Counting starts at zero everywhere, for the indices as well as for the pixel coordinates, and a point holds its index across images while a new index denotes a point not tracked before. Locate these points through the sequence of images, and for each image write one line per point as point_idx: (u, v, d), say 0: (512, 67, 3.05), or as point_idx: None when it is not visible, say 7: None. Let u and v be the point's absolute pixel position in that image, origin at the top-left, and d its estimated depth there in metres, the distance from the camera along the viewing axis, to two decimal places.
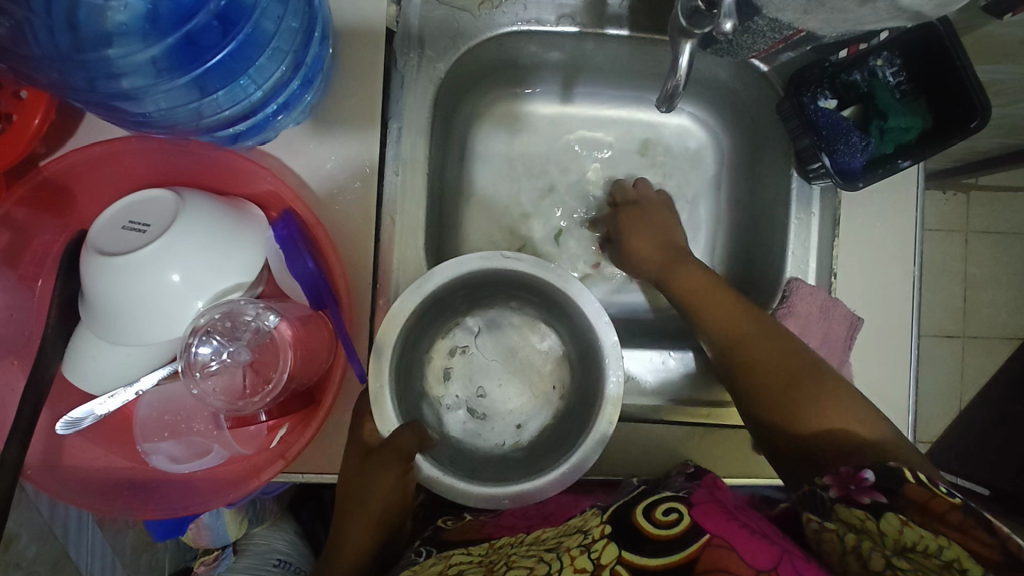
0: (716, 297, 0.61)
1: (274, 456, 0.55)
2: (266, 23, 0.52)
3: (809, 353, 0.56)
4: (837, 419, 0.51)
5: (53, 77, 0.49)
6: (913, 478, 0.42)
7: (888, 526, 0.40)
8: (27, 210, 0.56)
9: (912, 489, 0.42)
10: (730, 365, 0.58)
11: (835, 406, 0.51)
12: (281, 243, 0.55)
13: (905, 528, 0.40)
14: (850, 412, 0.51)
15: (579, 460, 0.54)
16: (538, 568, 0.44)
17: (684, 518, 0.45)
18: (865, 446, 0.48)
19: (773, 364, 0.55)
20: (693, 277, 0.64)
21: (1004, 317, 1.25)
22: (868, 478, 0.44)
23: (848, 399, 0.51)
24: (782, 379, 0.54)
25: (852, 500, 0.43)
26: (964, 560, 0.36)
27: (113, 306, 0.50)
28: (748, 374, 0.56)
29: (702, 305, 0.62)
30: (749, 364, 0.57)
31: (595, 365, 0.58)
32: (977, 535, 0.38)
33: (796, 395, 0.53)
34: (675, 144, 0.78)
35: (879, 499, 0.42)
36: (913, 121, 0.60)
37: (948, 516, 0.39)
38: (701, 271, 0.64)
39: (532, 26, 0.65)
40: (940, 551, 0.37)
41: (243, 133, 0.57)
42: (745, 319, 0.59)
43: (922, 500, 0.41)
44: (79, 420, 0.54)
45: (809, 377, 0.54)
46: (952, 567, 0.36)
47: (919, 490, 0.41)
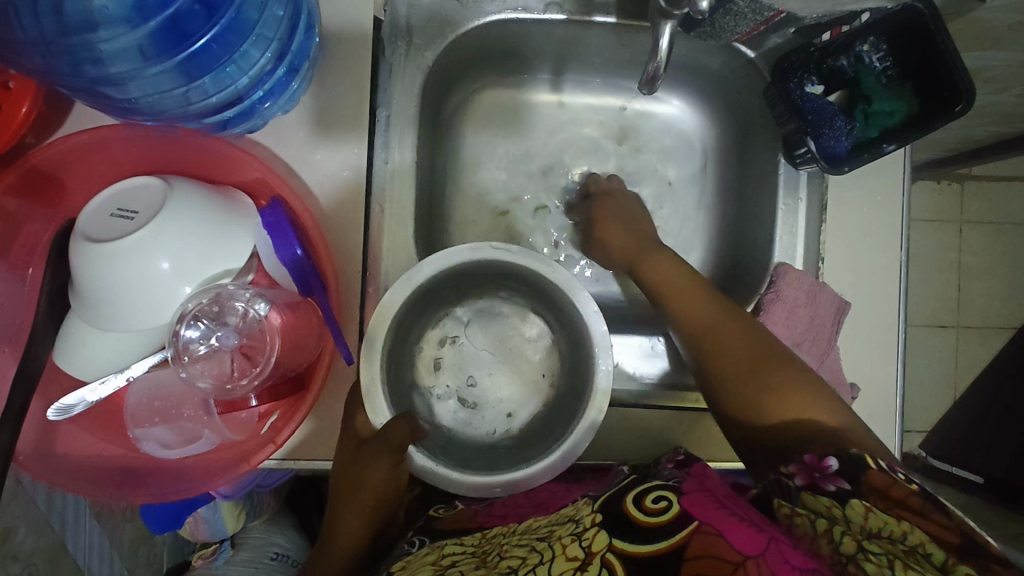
0: (691, 293, 0.61)
1: (264, 441, 0.55)
2: (250, 11, 0.52)
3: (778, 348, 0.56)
4: (798, 408, 0.51)
5: (38, 61, 0.50)
6: (873, 465, 0.42)
7: (853, 512, 0.40)
8: (17, 199, 0.56)
9: (874, 476, 0.42)
10: (700, 359, 0.58)
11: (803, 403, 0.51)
12: (269, 229, 0.54)
13: (870, 514, 0.39)
14: (814, 401, 0.51)
15: (570, 448, 0.54)
16: (530, 557, 0.44)
17: (673, 505, 0.45)
18: (828, 433, 0.49)
19: (739, 358, 0.56)
20: (665, 269, 0.64)
21: (998, 307, 1.25)
22: (831, 466, 0.44)
23: (816, 394, 0.51)
24: (747, 372, 0.55)
25: (818, 488, 0.43)
26: (927, 544, 0.36)
27: (102, 292, 0.50)
28: (717, 369, 0.57)
29: (677, 301, 0.62)
30: (716, 356, 0.57)
31: (585, 358, 0.58)
32: (938, 520, 0.37)
33: (764, 390, 0.53)
34: (664, 132, 0.78)
35: (844, 486, 0.42)
36: (897, 105, 0.60)
37: (909, 502, 0.39)
38: (680, 267, 0.64)
39: (519, 14, 0.65)
40: (904, 536, 0.37)
41: (230, 119, 0.57)
42: (717, 315, 0.59)
43: (884, 487, 0.40)
44: (71, 407, 0.54)
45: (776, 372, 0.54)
46: (917, 552, 0.36)
47: (880, 477, 0.41)
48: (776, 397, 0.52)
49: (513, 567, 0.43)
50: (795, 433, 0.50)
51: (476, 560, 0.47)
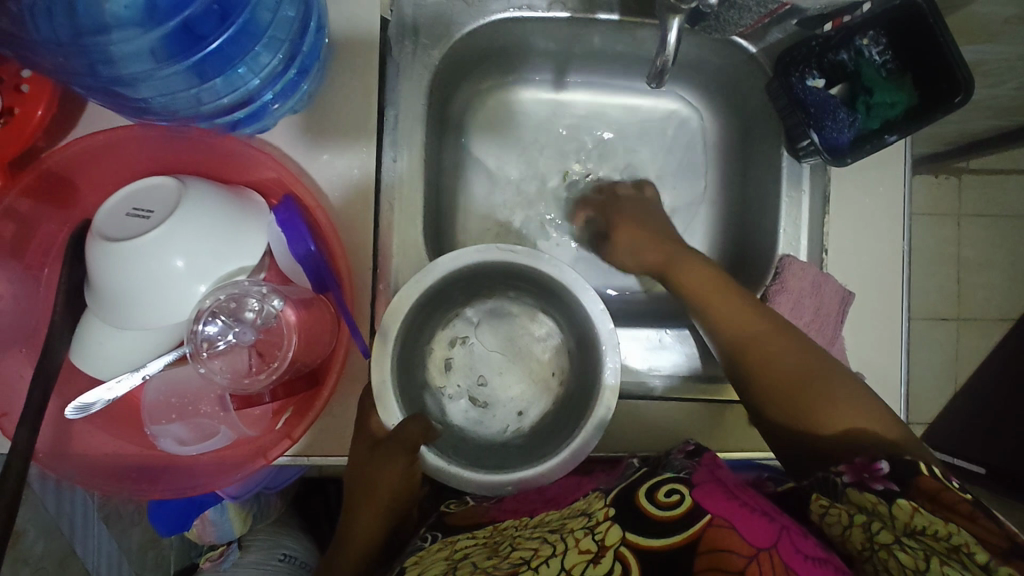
0: (726, 300, 0.61)
1: (279, 436, 0.56)
2: (262, 13, 0.53)
3: (817, 350, 0.56)
4: (856, 417, 0.50)
5: (56, 62, 0.50)
6: (926, 471, 0.43)
7: (899, 511, 0.40)
8: (30, 201, 0.57)
9: (925, 480, 0.42)
10: (743, 364, 0.58)
11: (850, 405, 0.51)
12: (282, 226, 0.55)
13: (916, 514, 0.39)
14: (862, 410, 0.50)
15: (580, 445, 0.55)
16: (543, 550, 0.44)
17: (685, 498, 0.44)
18: (881, 440, 0.48)
19: (793, 369, 0.54)
20: (696, 274, 0.64)
21: (999, 298, 1.27)
22: (881, 468, 0.44)
23: (858, 395, 0.51)
24: (800, 384, 0.53)
25: (865, 486, 0.43)
26: (972, 544, 0.36)
27: (118, 291, 0.51)
28: (761, 374, 0.56)
29: (711, 306, 0.61)
30: (762, 364, 0.56)
31: (593, 355, 0.59)
32: (986, 525, 0.38)
33: (807, 393, 0.52)
34: (667, 127, 0.79)
35: (892, 487, 0.42)
36: (898, 96, 0.62)
37: (959, 507, 0.39)
38: (710, 273, 0.64)
39: (524, 12, 0.66)
40: (948, 535, 0.37)
41: (240, 120, 0.58)
42: (753, 320, 0.59)
43: (933, 491, 0.41)
44: (89, 405, 0.54)
45: (821, 377, 0.53)
46: (959, 551, 0.36)
47: (931, 483, 0.42)
48: (829, 404, 0.51)
49: (526, 559, 0.44)
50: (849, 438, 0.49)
51: (489, 551, 0.48)
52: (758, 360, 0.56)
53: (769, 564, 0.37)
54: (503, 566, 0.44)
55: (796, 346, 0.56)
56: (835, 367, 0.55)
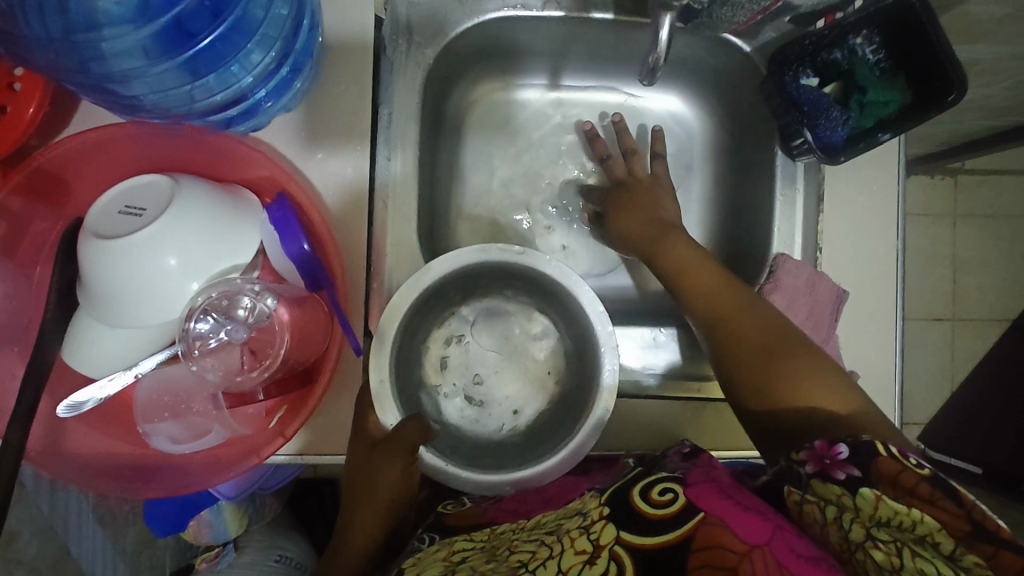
0: (698, 273, 0.60)
1: (272, 435, 0.56)
2: (255, 10, 0.53)
3: (786, 324, 0.55)
4: (820, 396, 0.50)
5: (48, 58, 0.50)
6: (884, 450, 0.41)
7: (864, 502, 0.39)
8: (23, 200, 0.56)
9: (884, 462, 0.40)
10: (713, 336, 0.57)
11: (812, 382, 0.51)
12: (276, 224, 0.55)
13: (880, 502, 0.39)
14: (825, 387, 0.50)
15: (577, 447, 0.55)
16: (539, 552, 0.44)
17: (679, 497, 0.44)
18: (841, 420, 0.48)
19: (760, 345, 0.54)
20: (684, 251, 0.62)
21: (995, 299, 1.27)
22: (841, 452, 0.42)
23: (823, 373, 0.51)
24: (768, 358, 0.53)
25: (827, 475, 0.41)
26: (936, 534, 0.37)
27: (109, 289, 0.51)
28: (730, 348, 0.55)
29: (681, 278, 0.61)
30: (729, 338, 0.56)
31: (589, 354, 0.59)
32: (946, 506, 0.37)
33: (773, 369, 0.52)
34: (661, 127, 0.79)
35: (854, 473, 0.41)
36: (891, 95, 0.62)
37: (919, 490, 0.38)
38: (691, 247, 0.62)
39: (518, 11, 0.66)
40: (914, 526, 0.37)
41: (233, 118, 0.58)
42: (726, 292, 0.58)
43: (893, 475, 0.39)
44: (81, 403, 0.54)
45: (787, 352, 0.53)
46: (926, 543, 0.37)
47: (891, 464, 0.40)
48: (792, 382, 0.51)
49: (524, 562, 0.43)
50: (808, 416, 0.50)
51: (486, 554, 0.47)
52: (726, 341, 0.56)
53: (762, 561, 0.37)
54: (501, 570, 0.44)
55: (763, 324, 0.55)
56: (802, 339, 0.54)
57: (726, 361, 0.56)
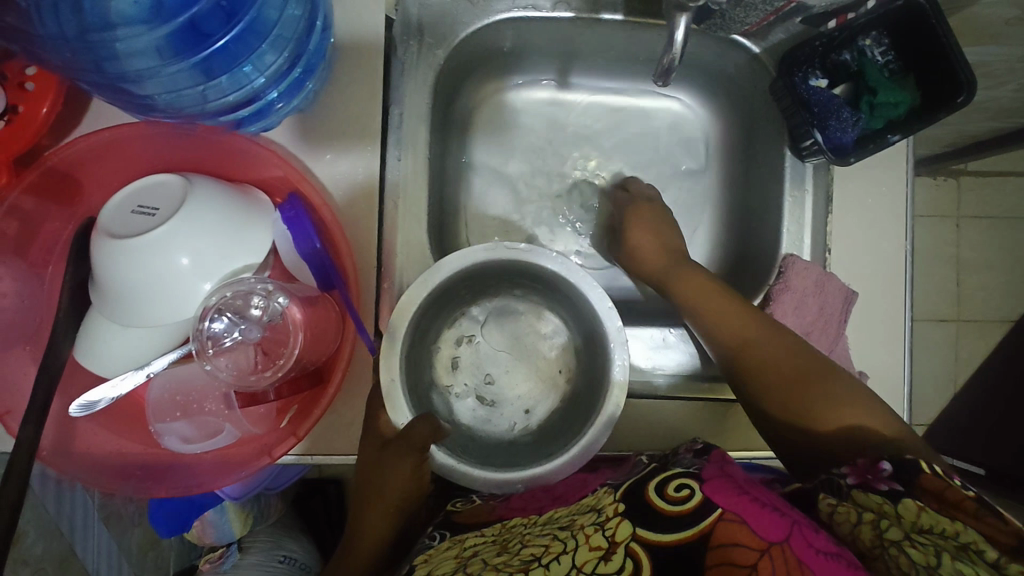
0: (717, 301, 0.61)
1: (284, 434, 0.56)
2: (269, 11, 0.53)
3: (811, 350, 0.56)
4: (856, 417, 0.50)
5: (63, 57, 0.50)
6: (928, 468, 0.42)
7: (906, 511, 0.40)
8: (34, 198, 0.57)
9: (927, 478, 0.41)
10: (738, 364, 0.58)
11: (845, 403, 0.50)
12: (288, 224, 0.55)
13: (922, 513, 0.39)
14: (861, 409, 0.50)
15: (588, 444, 0.55)
16: (553, 546, 0.44)
17: (696, 493, 0.44)
18: (881, 441, 0.48)
19: (788, 370, 0.54)
20: (693, 279, 0.64)
21: (999, 300, 1.27)
22: (885, 468, 0.44)
23: (856, 396, 0.51)
24: (796, 382, 0.53)
25: (869, 487, 0.43)
26: (980, 543, 0.36)
27: (122, 289, 0.50)
28: (757, 375, 0.56)
29: (700, 306, 0.62)
30: (755, 365, 0.56)
31: (600, 353, 0.59)
32: (993, 523, 0.37)
33: (803, 392, 0.53)
34: (669, 128, 0.79)
35: (896, 487, 0.42)
36: (902, 96, 0.62)
37: (963, 505, 0.39)
38: (702, 275, 0.65)
39: (528, 12, 0.66)
40: (957, 534, 0.37)
41: (244, 119, 0.58)
42: (747, 322, 0.59)
43: (937, 490, 0.40)
44: (94, 403, 0.54)
45: (816, 377, 0.53)
46: (969, 550, 0.36)
47: (933, 480, 0.41)
48: (824, 404, 0.51)
49: (537, 556, 0.43)
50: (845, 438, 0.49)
51: (497, 547, 0.48)
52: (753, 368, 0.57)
53: (781, 557, 0.37)
54: (513, 563, 0.44)
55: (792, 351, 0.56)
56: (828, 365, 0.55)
57: (756, 388, 0.56)
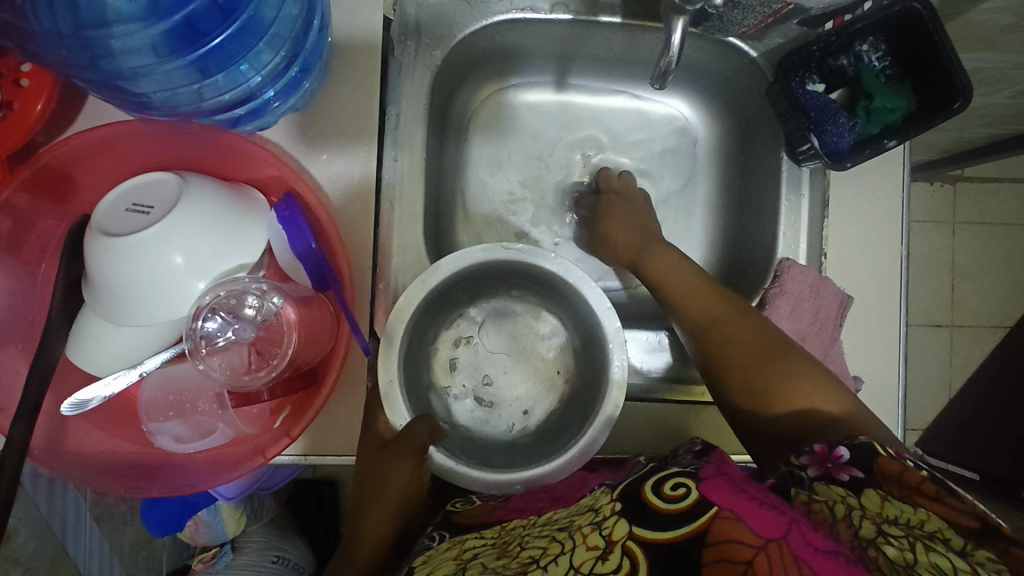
0: (701, 291, 0.61)
1: (278, 435, 0.55)
2: (266, 10, 0.53)
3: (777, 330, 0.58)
4: (811, 398, 0.52)
5: (58, 53, 0.50)
6: (884, 453, 0.45)
7: (869, 501, 0.41)
8: (28, 195, 0.56)
9: (886, 464, 0.44)
10: (706, 348, 0.59)
11: (807, 386, 0.53)
12: (284, 223, 0.54)
13: (885, 503, 0.41)
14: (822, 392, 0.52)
15: (587, 444, 0.54)
16: (550, 548, 0.44)
17: (691, 491, 0.44)
18: (836, 422, 0.51)
19: (755, 351, 0.56)
20: (674, 261, 0.64)
21: (993, 306, 1.28)
22: (843, 455, 0.46)
23: (817, 376, 0.53)
24: (759, 363, 0.55)
25: (831, 478, 0.45)
26: (946, 530, 0.38)
27: (115, 287, 0.50)
28: (722, 356, 0.57)
29: (687, 297, 0.61)
30: (721, 347, 0.57)
31: (599, 352, 0.59)
32: (951, 505, 0.39)
33: (765, 375, 0.54)
34: (666, 131, 0.79)
35: (857, 474, 0.44)
36: (898, 102, 0.62)
37: (923, 488, 0.40)
38: (685, 262, 0.64)
39: (526, 14, 0.66)
40: (922, 523, 0.38)
41: (241, 117, 0.58)
42: (721, 305, 0.59)
43: (897, 475, 0.42)
44: (85, 402, 0.53)
45: (779, 357, 0.55)
46: (936, 538, 0.37)
47: (893, 466, 0.43)
48: (788, 387, 0.53)
49: (535, 559, 0.43)
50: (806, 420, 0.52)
51: (496, 551, 0.47)
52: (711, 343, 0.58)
53: (778, 553, 0.37)
54: (511, 565, 0.43)
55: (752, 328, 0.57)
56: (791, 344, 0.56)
57: (722, 374, 0.57)
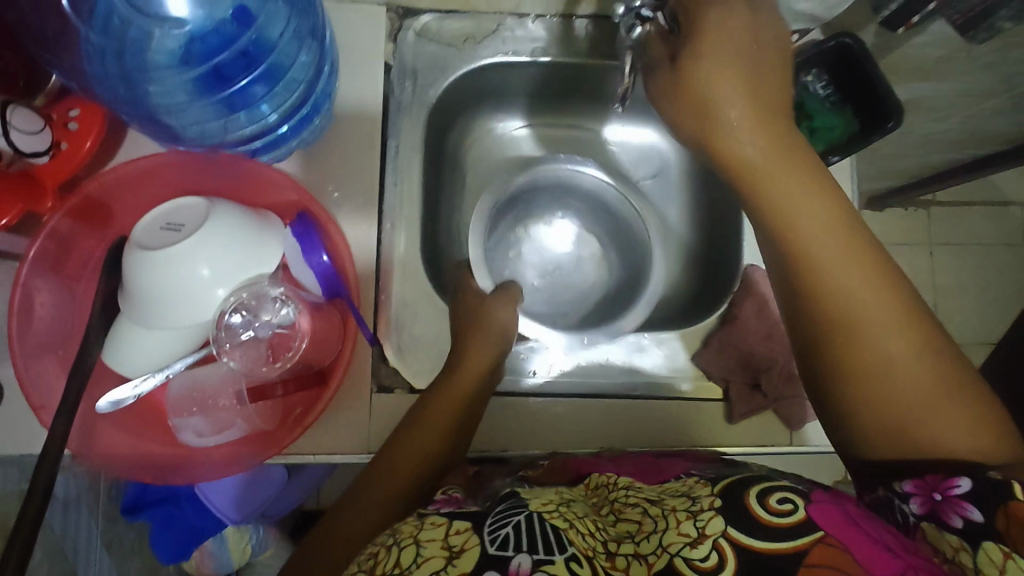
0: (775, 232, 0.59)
1: (290, 426, 0.60)
2: (284, 58, 0.62)
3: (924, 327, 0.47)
4: (928, 416, 0.45)
5: (109, 94, 0.59)
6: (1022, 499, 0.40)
7: (987, 561, 0.40)
8: (71, 221, 0.63)
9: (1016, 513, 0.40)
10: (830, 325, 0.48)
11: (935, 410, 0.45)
12: (298, 238, 0.62)
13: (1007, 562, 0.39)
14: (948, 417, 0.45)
15: (651, 293, 0.72)
16: (643, 524, 0.46)
17: (800, 509, 0.43)
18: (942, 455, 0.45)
19: (891, 348, 0.46)
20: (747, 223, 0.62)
21: (976, 322, 1.33)
22: (958, 487, 0.42)
23: (955, 406, 0.45)
24: (887, 363, 0.46)
25: (941, 521, 0.42)
26: None
27: (145, 293, 0.57)
28: (856, 342, 0.47)
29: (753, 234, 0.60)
30: (850, 328, 0.47)
31: (638, 256, 0.81)
32: None
33: (890, 380, 0.46)
34: (640, 158, 0.88)
35: (972, 517, 0.41)
36: (838, 122, 0.71)
37: None
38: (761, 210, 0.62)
39: (510, 57, 0.75)
40: None
41: (259, 149, 0.66)
42: (865, 277, 0.47)
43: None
44: (122, 399, 0.59)
45: (918, 360, 0.46)
46: None
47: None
48: (908, 399, 0.46)
49: (630, 534, 0.46)
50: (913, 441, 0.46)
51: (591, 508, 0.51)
52: (812, 322, 0.49)
53: None
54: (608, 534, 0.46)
55: (891, 295, 0.47)
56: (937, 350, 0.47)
57: (847, 364, 0.47)
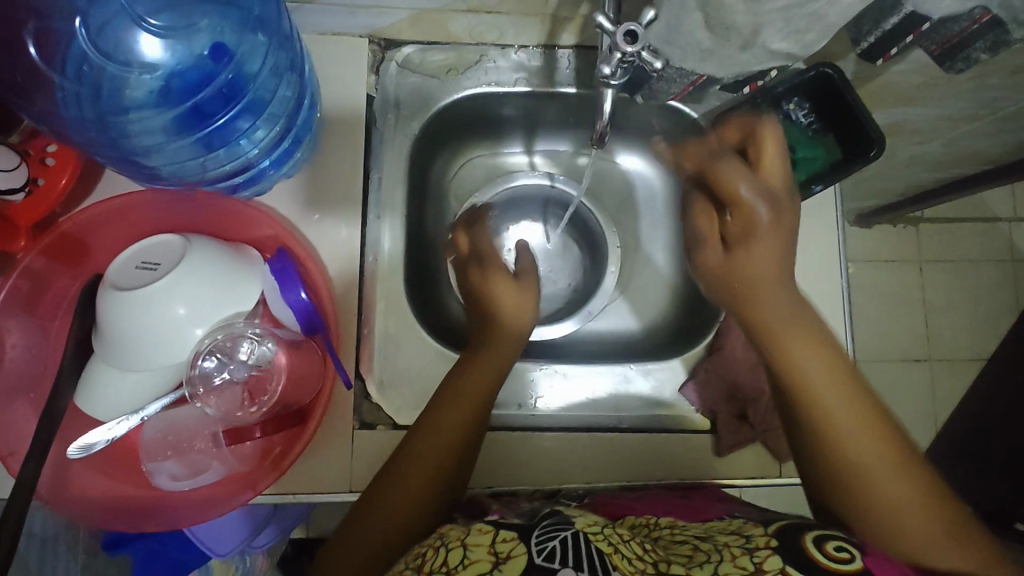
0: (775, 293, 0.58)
1: (267, 469, 0.59)
2: (263, 93, 0.62)
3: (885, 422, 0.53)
4: (903, 501, 0.51)
5: (85, 136, 0.59)
6: None
7: None
8: (46, 259, 0.62)
9: None
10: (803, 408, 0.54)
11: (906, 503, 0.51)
12: (276, 275, 0.60)
13: None
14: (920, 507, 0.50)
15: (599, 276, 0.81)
16: (696, 557, 0.48)
17: (857, 559, 0.46)
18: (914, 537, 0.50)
19: (865, 458, 0.51)
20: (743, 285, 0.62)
21: (967, 339, 1.33)
22: None
23: (925, 497, 0.51)
24: (867, 458, 0.52)
25: None
26: None
27: (120, 336, 0.56)
28: (834, 451, 0.52)
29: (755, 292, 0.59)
30: (830, 422, 0.52)
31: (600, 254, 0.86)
32: None
33: (874, 484, 0.51)
34: (625, 184, 0.88)
35: None
36: (818, 152, 0.71)
37: None
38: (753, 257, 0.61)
39: (493, 87, 0.76)
40: None
41: (240, 184, 0.66)
42: (832, 381, 0.54)
43: None
44: (91, 445, 0.57)
45: (888, 457, 0.52)
46: None
47: None
48: (883, 495, 0.51)
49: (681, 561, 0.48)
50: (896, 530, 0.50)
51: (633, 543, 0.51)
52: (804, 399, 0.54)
53: None
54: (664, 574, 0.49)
55: (852, 394, 0.53)
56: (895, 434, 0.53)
57: (825, 454, 0.53)
